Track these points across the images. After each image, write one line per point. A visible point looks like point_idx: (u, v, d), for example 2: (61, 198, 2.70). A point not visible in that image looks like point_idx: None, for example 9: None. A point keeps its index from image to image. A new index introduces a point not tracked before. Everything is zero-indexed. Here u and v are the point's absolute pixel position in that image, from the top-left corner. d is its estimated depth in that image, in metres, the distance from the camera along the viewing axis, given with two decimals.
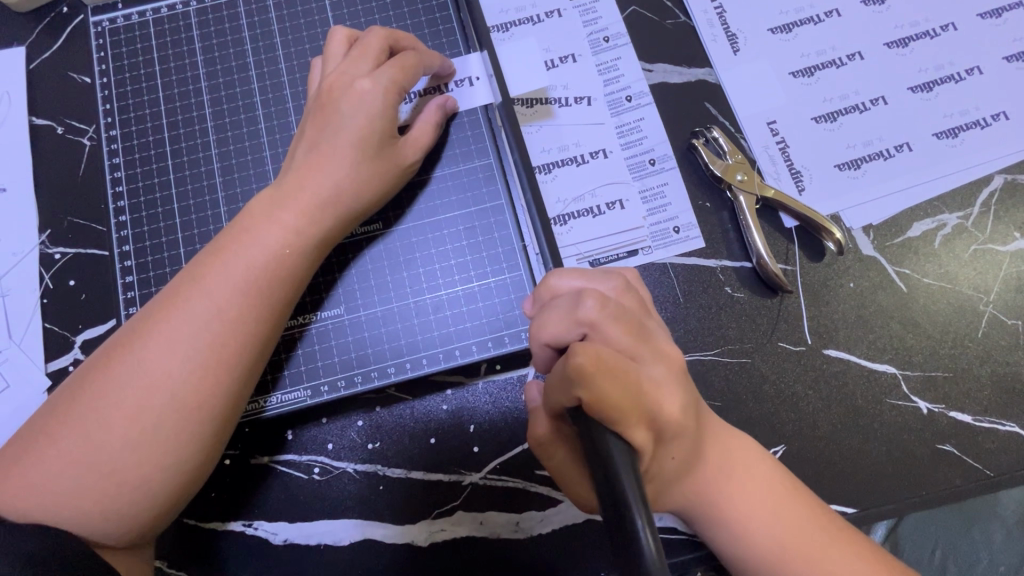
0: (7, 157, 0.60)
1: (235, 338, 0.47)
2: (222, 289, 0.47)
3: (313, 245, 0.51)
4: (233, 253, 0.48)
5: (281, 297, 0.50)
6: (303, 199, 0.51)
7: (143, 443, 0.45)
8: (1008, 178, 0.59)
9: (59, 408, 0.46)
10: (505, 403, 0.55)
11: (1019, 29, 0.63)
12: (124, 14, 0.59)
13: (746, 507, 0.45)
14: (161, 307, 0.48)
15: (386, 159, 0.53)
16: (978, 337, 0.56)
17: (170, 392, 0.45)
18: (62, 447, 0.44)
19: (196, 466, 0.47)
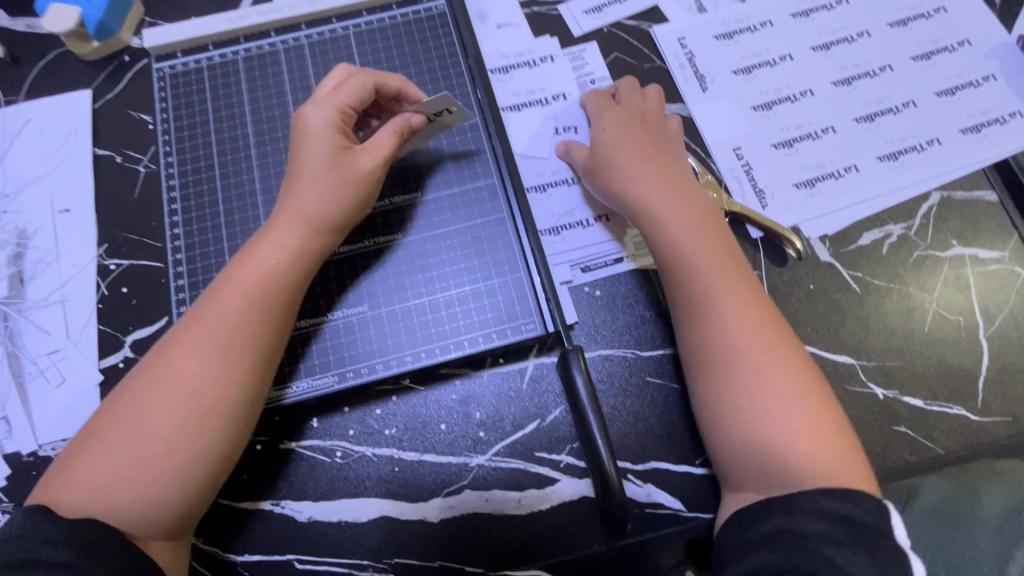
0: (71, 182, 0.69)
1: (244, 342, 0.54)
2: (234, 300, 0.54)
3: (303, 260, 0.58)
4: (238, 273, 0.56)
5: (284, 304, 0.56)
6: (283, 215, 0.58)
7: (172, 440, 0.51)
8: (944, 194, 0.68)
9: (97, 423, 0.52)
10: (508, 392, 0.61)
11: (947, 70, 0.73)
12: (182, 62, 0.70)
13: (742, 332, 0.56)
14: (185, 324, 0.55)
15: (343, 171, 0.59)
16: (925, 331, 0.64)
17: (194, 390, 0.52)
18: (106, 448, 0.50)
19: (222, 457, 0.52)
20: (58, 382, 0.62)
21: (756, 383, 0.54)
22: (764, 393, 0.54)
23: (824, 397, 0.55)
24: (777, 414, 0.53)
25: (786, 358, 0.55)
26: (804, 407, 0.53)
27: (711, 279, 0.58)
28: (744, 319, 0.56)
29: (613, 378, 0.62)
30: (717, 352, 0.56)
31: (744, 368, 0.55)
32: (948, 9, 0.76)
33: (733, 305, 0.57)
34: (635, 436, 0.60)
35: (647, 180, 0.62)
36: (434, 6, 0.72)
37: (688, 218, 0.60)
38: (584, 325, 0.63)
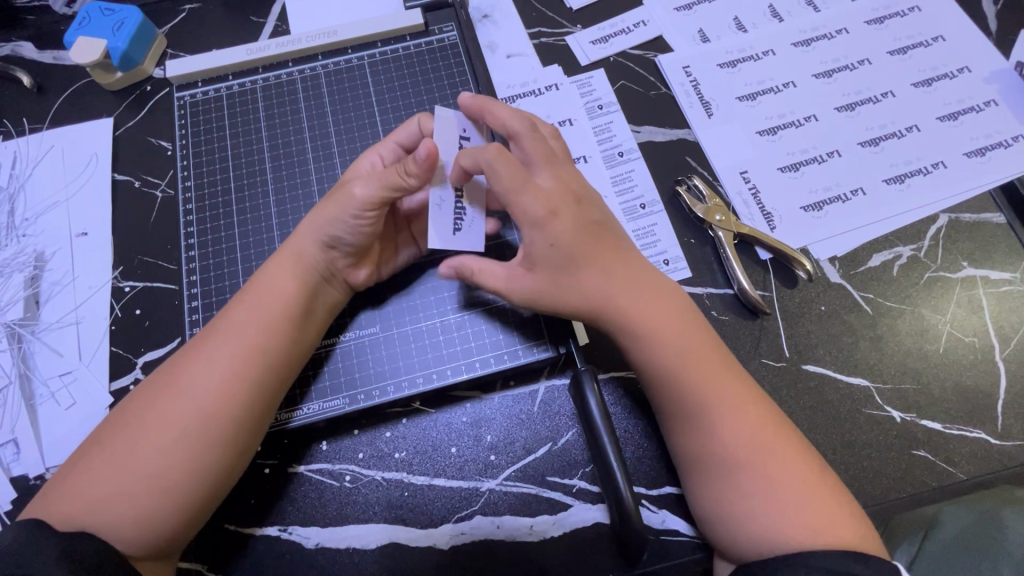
0: (90, 206, 0.71)
1: (254, 355, 0.54)
2: (252, 314, 0.55)
3: (313, 273, 0.58)
4: (256, 293, 0.57)
5: (291, 318, 0.56)
6: (288, 242, 0.59)
7: (170, 454, 0.50)
8: (952, 217, 0.69)
9: (103, 433, 0.52)
10: (519, 415, 0.61)
11: (948, 95, 0.74)
12: (202, 91, 0.72)
13: (733, 436, 0.52)
14: (202, 337, 0.55)
15: (345, 195, 0.57)
16: (940, 353, 0.63)
17: (200, 400, 0.51)
18: (106, 458, 0.50)
19: (221, 472, 0.52)
20: (69, 404, 0.62)
21: (755, 486, 0.51)
22: (765, 495, 0.50)
23: (827, 483, 0.52)
24: (780, 516, 0.50)
25: (785, 451, 0.52)
26: (809, 502, 0.50)
27: (694, 386, 0.53)
28: (735, 422, 0.53)
29: (626, 400, 0.61)
30: (702, 460, 0.53)
31: (738, 472, 0.51)
32: (946, 37, 0.77)
33: (722, 407, 0.53)
34: (649, 460, 0.59)
35: (617, 282, 0.55)
36: (446, 37, 0.74)
37: (665, 320, 0.55)
38: (596, 347, 0.63)
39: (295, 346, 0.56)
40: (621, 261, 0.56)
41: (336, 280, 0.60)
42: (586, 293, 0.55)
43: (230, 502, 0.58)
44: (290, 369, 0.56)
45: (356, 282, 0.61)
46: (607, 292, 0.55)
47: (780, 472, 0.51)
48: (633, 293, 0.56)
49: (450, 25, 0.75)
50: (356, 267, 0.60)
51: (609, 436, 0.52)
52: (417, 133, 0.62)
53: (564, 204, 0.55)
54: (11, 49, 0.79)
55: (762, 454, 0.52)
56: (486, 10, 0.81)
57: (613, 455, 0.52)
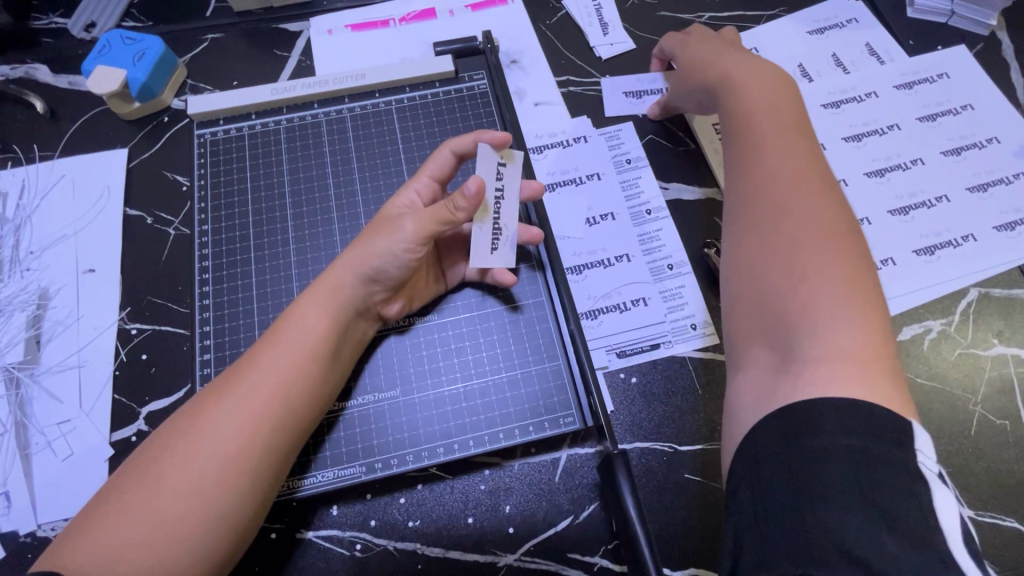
0: (99, 242, 0.68)
1: (279, 395, 0.52)
2: (279, 354, 0.53)
3: (347, 308, 0.56)
4: (283, 329, 0.55)
5: (319, 356, 0.54)
6: (324, 275, 0.57)
7: (187, 502, 0.47)
8: (982, 291, 0.68)
9: (117, 482, 0.49)
10: (540, 485, 0.58)
11: (978, 165, 0.74)
12: (224, 129, 0.70)
13: (801, 218, 0.50)
14: (222, 380, 0.53)
15: (393, 228, 0.56)
16: (971, 434, 0.62)
17: (222, 440, 0.49)
18: (119, 507, 0.47)
19: (236, 522, 0.49)
20: (66, 454, 0.59)
21: (801, 250, 0.48)
22: (814, 313, 0.45)
23: (888, 358, 0.44)
24: (819, 288, 0.46)
25: (858, 312, 0.45)
26: (861, 340, 0.43)
27: (768, 147, 0.55)
28: (816, 249, 0.48)
29: (651, 474, 0.59)
30: (763, 175, 0.53)
31: (791, 283, 0.47)
32: (974, 106, 0.77)
33: (804, 223, 0.49)
34: (675, 537, 0.56)
35: (739, 65, 0.63)
36: (476, 85, 0.73)
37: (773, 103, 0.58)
38: (621, 416, 0.61)
39: (320, 387, 0.55)
40: (757, 69, 0.62)
41: (369, 314, 0.59)
42: (716, 63, 0.65)
43: (234, 569, 0.55)
44: (312, 410, 0.55)
45: (388, 315, 0.61)
46: (729, 75, 0.63)
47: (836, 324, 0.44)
48: (756, 83, 0.60)
49: (480, 72, 0.74)
50: (392, 301, 0.60)
51: (641, 527, 0.51)
52: (448, 160, 0.61)
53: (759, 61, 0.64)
54: (25, 72, 0.76)
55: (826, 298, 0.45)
56: (515, 56, 0.81)
57: (645, 548, 0.50)
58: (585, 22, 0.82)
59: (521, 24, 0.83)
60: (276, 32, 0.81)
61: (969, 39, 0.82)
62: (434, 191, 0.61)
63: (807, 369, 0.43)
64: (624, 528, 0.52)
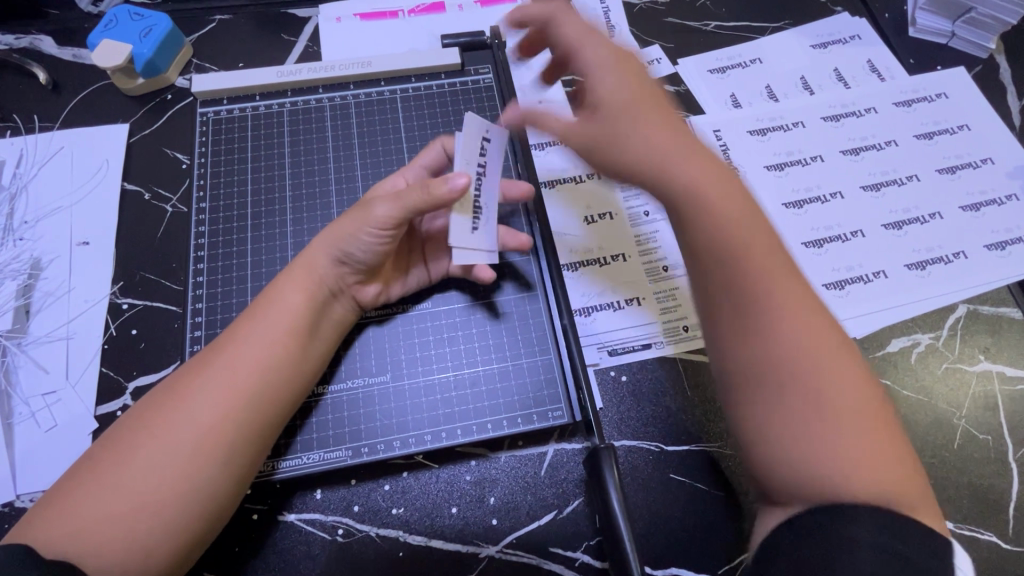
0: (95, 214, 0.68)
1: (257, 370, 0.52)
2: (258, 331, 0.53)
3: (323, 287, 0.57)
4: (263, 309, 0.55)
5: (299, 332, 0.55)
6: (300, 256, 0.58)
7: (165, 474, 0.47)
8: (971, 307, 0.69)
9: (95, 456, 0.49)
10: (525, 477, 0.58)
11: (972, 185, 0.75)
12: (227, 109, 0.70)
13: (798, 347, 0.44)
14: (202, 355, 0.53)
15: (365, 210, 0.55)
16: (954, 447, 0.62)
17: (201, 413, 0.49)
18: (97, 478, 0.47)
19: (211, 495, 0.48)
20: (49, 426, 0.58)
21: (813, 400, 0.42)
22: (843, 465, 0.41)
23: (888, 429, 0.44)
24: (842, 435, 0.42)
25: (880, 432, 0.42)
26: (889, 462, 0.42)
27: (743, 259, 0.46)
28: (829, 383, 0.43)
29: (638, 473, 0.59)
30: (746, 308, 0.45)
31: (810, 441, 0.42)
32: (971, 126, 0.79)
33: (807, 358, 0.43)
34: (657, 537, 0.57)
35: (662, 138, 0.49)
36: (481, 79, 0.74)
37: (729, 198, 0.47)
38: (611, 414, 0.61)
39: (300, 364, 0.55)
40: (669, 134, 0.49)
41: (345, 296, 0.59)
42: (639, 137, 0.49)
43: (214, 549, 0.55)
44: (293, 386, 0.54)
45: (362, 300, 0.60)
46: (659, 152, 0.48)
47: (872, 457, 0.41)
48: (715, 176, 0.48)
49: (486, 67, 0.74)
50: (366, 284, 0.60)
51: (625, 527, 0.51)
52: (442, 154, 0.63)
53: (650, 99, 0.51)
54: (30, 42, 0.76)
55: (852, 439, 0.42)
56: None
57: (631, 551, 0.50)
58: (592, 24, 0.83)
59: None
60: (285, 16, 0.81)
61: (968, 60, 0.83)
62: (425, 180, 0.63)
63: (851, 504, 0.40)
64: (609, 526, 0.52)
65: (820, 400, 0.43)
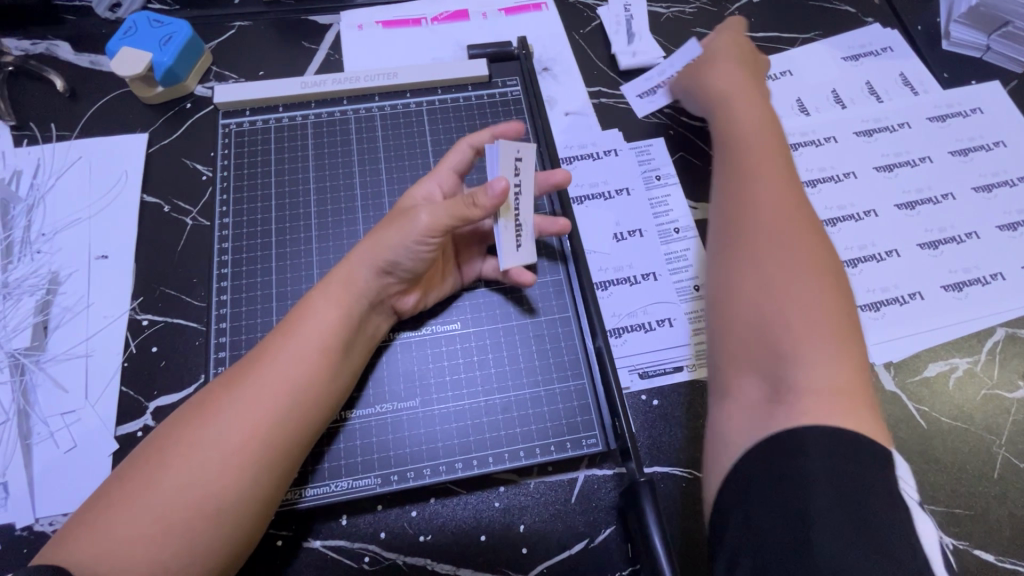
0: (114, 227, 0.66)
1: (291, 390, 0.50)
2: (292, 349, 0.52)
3: (360, 303, 0.55)
4: (296, 324, 0.53)
5: (333, 352, 0.53)
6: (337, 267, 0.56)
7: (188, 497, 0.45)
8: (1010, 331, 0.67)
9: (117, 477, 0.47)
10: (556, 505, 0.57)
11: (1009, 204, 0.73)
12: (250, 120, 0.68)
13: (793, 258, 0.50)
14: (234, 369, 0.52)
15: (408, 220, 0.54)
16: (994, 477, 0.61)
17: (231, 435, 0.48)
18: (120, 502, 0.45)
19: (237, 523, 0.47)
20: (68, 446, 0.57)
21: (786, 290, 0.49)
22: (798, 349, 0.46)
23: (867, 397, 0.45)
24: (803, 330, 0.47)
25: (840, 352, 0.46)
26: (842, 379, 0.44)
27: (755, 199, 0.55)
28: (809, 292, 0.48)
29: (672, 502, 0.57)
30: (746, 223, 0.54)
31: (774, 314, 0.48)
32: (1007, 143, 0.77)
33: (795, 262, 0.50)
34: (692, 567, 0.55)
35: (739, 108, 0.64)
36: (509, 91, 0.72)
37: (765, 165, 0.57)
38: (643, 439, 0.60)
39: (330, 382, 0.53)
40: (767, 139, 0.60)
41: (384, 305, 0.58)
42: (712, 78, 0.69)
43: None
44: (321, 407, 0.53)
45: (402, 308, 0.59)
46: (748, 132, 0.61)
47: (824, 359, 0.45)
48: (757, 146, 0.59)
49: (514, 78, 0.73)
50: (405, 293, 0.59)
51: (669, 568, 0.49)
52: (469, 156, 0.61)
53: (758, 104, 0.65)
54: (46, 48, 0.75)
55: (814, 338, 0.46)
56: (547, 63, 0.80)
57: None
58: (619, 34, 0.81)
59: (555, 31, 0.81)
60: (306, 24, 0.79)
61: (1003, 75, 0.81)
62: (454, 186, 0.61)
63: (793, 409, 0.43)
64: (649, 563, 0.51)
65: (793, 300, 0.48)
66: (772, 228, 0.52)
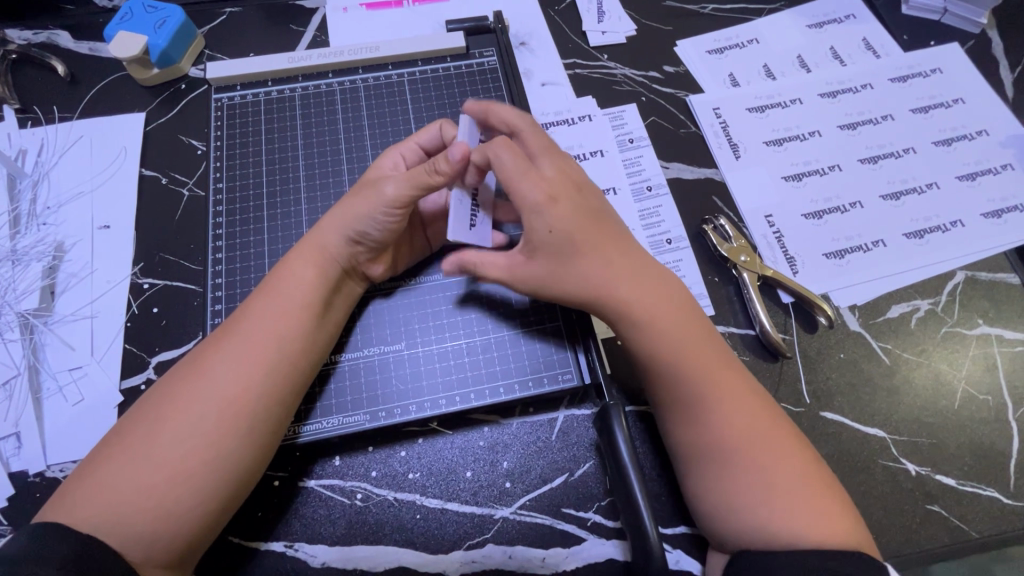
0: (115, 199, 0.70)
1: (273, 345, 0.54)
2: (271, 311, 0.55)
3: (333, 264, 0.58)
4: (272, 290, 0.57)
5: (313, 305, 0.56)
6: (310, 234, 0.60)
7: (185, 452, 0.49)
8: (969, 274, 0.70)
9: (118, 434, 0.50)
10: (537, 443, 0.60)
11: (967, 156, 0.77)
12: (241, 94, 0.72)
13: (733, 425, 0.53)
14: (220, 331, 0.56)
15: (375, 192, 0.58)
16: (955, 408, 0.64)
17: (221, 386, 0.51)
18: (123, 455, 0.49)
19: (236, 462, 0.51)
20: (77, 400, 0.60)
21: (734, 448, 0.52)
22: (763, 494, 0.51)
23: (826, 493, 0.52)
24: (758, 474, 0.51)
25: (798, 475, 0.52)
26: (806, 496, 0.51)
27: (698, 417, 0.54)
28: (744, 427, 0.53)
29: (648, 436, 0.61)
30: (698, 445, 0.54)
31: (739, 486, 0.51)
32: (965, 100, 0.80)
33: (719, 396, 0.54)
34: (666, 495, 0.58)
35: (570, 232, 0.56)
36: (486, 61, 0.76)
37: (653, 300, 0.57)
38: (619, 380, 0.63)
39: (314, 335, 0.56)
40: (621, 253, 0.58)
41: (358, 273, 0.61)
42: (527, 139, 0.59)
43: (237, 514, 0.57)
44: (305, 359, 0.56)
45: (376, 272, 0.62)
46: (606, 281, 0.56)
47: (786, 487, 0.51)
48: (631, 285, 0.57)
49: (490, 50, 0.77)
50: (379, 262, 0.62)
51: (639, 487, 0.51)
52: (437, 137, 0.64)
53: (563, 191, 0.57)
54: (47, 37, 0.79)
55: (773, 475, 0.51)
56: (524, 38, 0.84)
57: (648, 518, 0.50)
58: (590, 8, 0.85)
59: (531, 7, 0.85)
60: (293, 7, 0.83)
61: (961, 36, 0.85)
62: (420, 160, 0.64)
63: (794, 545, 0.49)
64: (622, 487, 0.53)
65: (738, 443, 0.53)
66: (694, 398, 0.54)
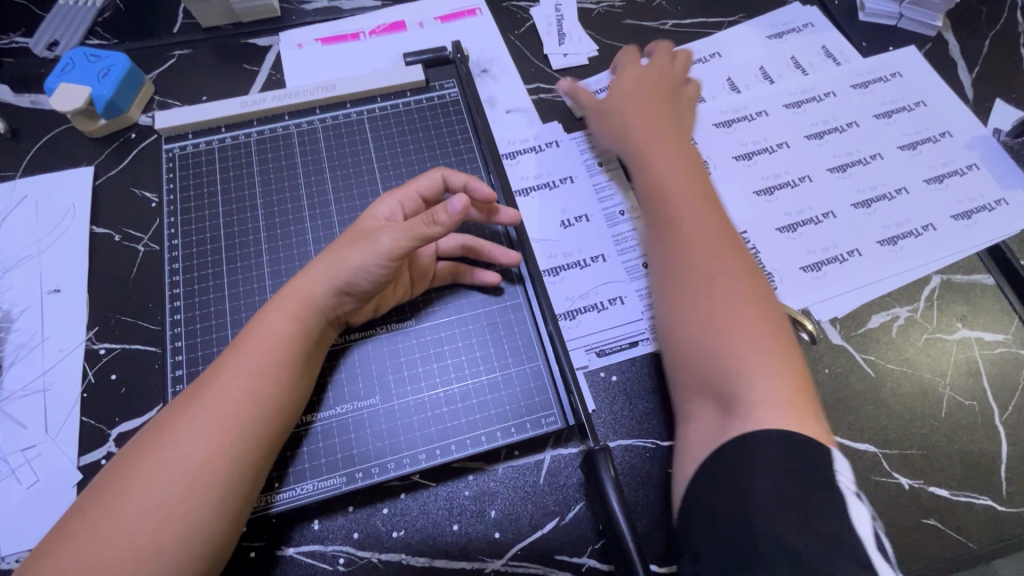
0: (65, 261, 0.66)
1: (250, 406, 0.50)
2: (247, 368, 0.52)
3: (316, 315, 0.55)
4: (249, 343, 0.53)
5: (292, 362, 0.53)
6: (295, 281, 0.56)
7: (155, 528, 0.45)
8: (945, 278, 0.70)
9: (79, 512, 0.47)
10: (525, 488, 0.58)
11: (934, 158, 0.77)
12: (193, 143, 0.69)
13: (735, 287, 0.55)
14: (189, 393, 0.52)
15: (370, 242, 0.55)
16: (942, 416, 0.63)
17: (192, 456, 0.48)
18: (86, 537, 0.45)
19: (210, 537, 0.47)
20: (31, 481, 0.56)
21: (720, 304, 0.54)
22: (734, 349, 0.52)
23: (801, 387, 0.50)
24: (740, 332, 0.52)
25: (771, 350, 0.51)
26: (773, 367, 0.50)
27: (690, 268, 0.57)
28: (738, 290, 0.55)
29: (636, 473, 0.59)
30: (689, 277, 0.57)
31: (720, 336, 0.53)
32: (927, 102, 0.81)
33: (725, 259, 0.57)
34: (660, 531, 0.57)
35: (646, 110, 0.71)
36: (447, 93, 0.74)
37: (688, 180, 0.63)
38: (604, 414, 0.61)
39: (288, 393, 0.53)
40: (676, 145, 0.67)
41: (337, 321, 0.59)
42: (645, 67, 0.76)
43: None
44: (283, 419, 0.53)
45: (354, 318, 0.60)
46: (657, 166, 0.65)
47: (759, 351, 0.51)
48: (676, 163, 0.65)
49: (451, 81, 0.75)
50: (360, 310, 0.60)
51: (628, 532, 0.51)
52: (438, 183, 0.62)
53: (666, 111, 0.71)
54: None
55: (749, 338, 0.52)
56: (486, 65, 0.82)
57: (638, 564, 0.50)
58: (547, 31, 0.84)
59: (490, 34, 0.84)
60: (245, 47, 0.81)
61: (917, 40, 0.86)
62: (416, 207, 0.61)
63: (746, 421, 0.47)
64: (610, 529, 0.52)
65: (734, 300, 0.54)
66: (707, 256, 0.58)
